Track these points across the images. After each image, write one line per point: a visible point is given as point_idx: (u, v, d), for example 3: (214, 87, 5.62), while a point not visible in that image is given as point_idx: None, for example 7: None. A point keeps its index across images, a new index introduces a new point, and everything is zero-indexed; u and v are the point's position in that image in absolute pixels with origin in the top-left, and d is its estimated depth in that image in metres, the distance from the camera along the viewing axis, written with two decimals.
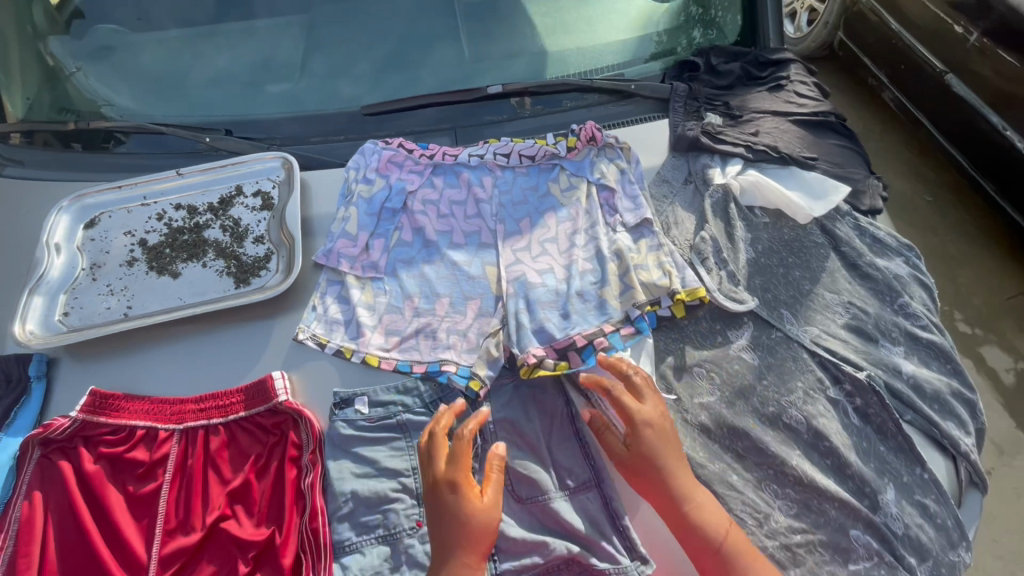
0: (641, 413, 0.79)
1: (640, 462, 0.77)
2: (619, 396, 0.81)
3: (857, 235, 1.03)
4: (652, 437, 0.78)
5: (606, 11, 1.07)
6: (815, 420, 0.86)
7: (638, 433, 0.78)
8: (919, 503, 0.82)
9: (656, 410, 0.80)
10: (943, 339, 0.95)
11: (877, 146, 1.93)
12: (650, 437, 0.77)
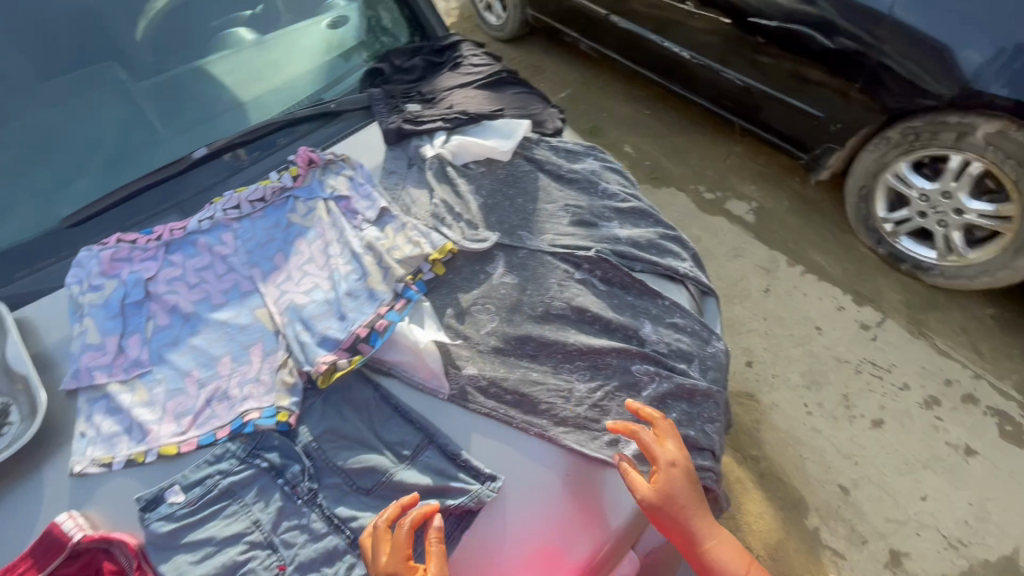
0: (666, 458, 0.83)
1: (663, 501, 0.82)
2: (649, 442, 0.83)
3: (553, 154, 1.16)
4: (675, 479, 0.83)
5: (290, 53, 1.43)
6: (575, 300, 0.95)
7: (670, 475, 0.83)
8: (671, 324, 0.99)
9: (676, 448, 0.85)
10: (641, 203, 1.13)
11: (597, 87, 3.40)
12: (682, 480, 0.83)
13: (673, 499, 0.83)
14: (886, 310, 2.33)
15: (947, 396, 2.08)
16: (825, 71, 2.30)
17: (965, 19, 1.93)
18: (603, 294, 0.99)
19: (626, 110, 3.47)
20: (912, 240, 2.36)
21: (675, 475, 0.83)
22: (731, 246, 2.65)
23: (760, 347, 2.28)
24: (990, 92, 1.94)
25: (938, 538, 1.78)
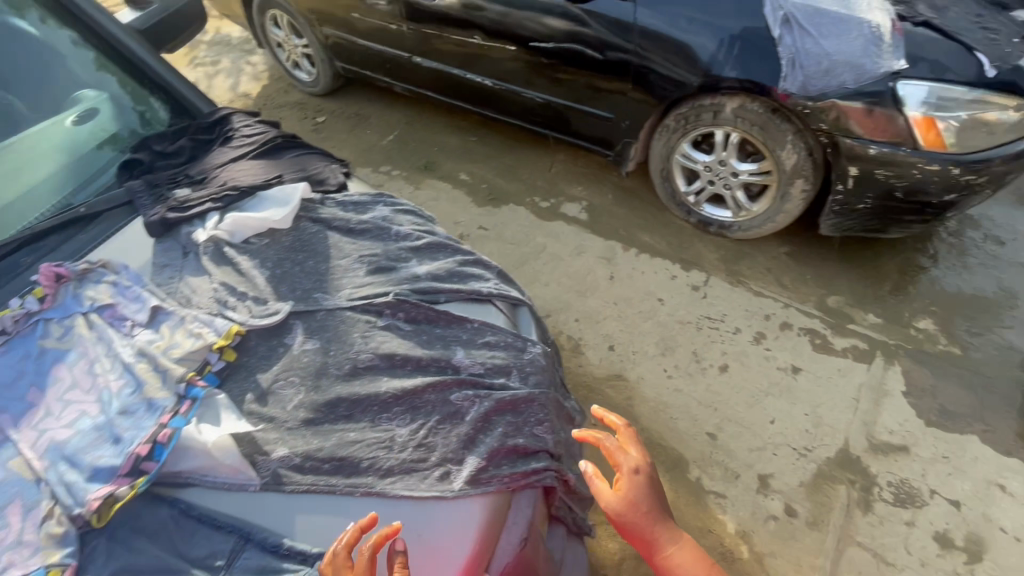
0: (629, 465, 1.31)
1: (629, 496, 1.30)
2: (615, 446, 1.33)
3: (338, 208, 1.26)
4: (636, 483, 1.30)
5: (30, 160, 1.45)
6: (382, 347, 1.01)
7: (628, 476, 1.30)
8: (485, 343, 1.05)
9: (636, 456, 1.33)
10: (440, 237, 1.24)
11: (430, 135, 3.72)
12: (635, 475, 1.30)
13: (627, 492, 1.29)
14: (708, 269, 2.68)
15: (770, 329, 2.41)
16: (603, 79, 2.60)
17: (689, 19, 2.30)
18: (413, 332, 1.06)
19: (454, 140, 3.68)
20: (711, 205, 2.72)
21: (632, 470, 1.31)
22: (574, 245, 2.89)
23: (617, 329, 2.51)
24: (726, 77, 2.24)
25: (791, 452, 2.03)
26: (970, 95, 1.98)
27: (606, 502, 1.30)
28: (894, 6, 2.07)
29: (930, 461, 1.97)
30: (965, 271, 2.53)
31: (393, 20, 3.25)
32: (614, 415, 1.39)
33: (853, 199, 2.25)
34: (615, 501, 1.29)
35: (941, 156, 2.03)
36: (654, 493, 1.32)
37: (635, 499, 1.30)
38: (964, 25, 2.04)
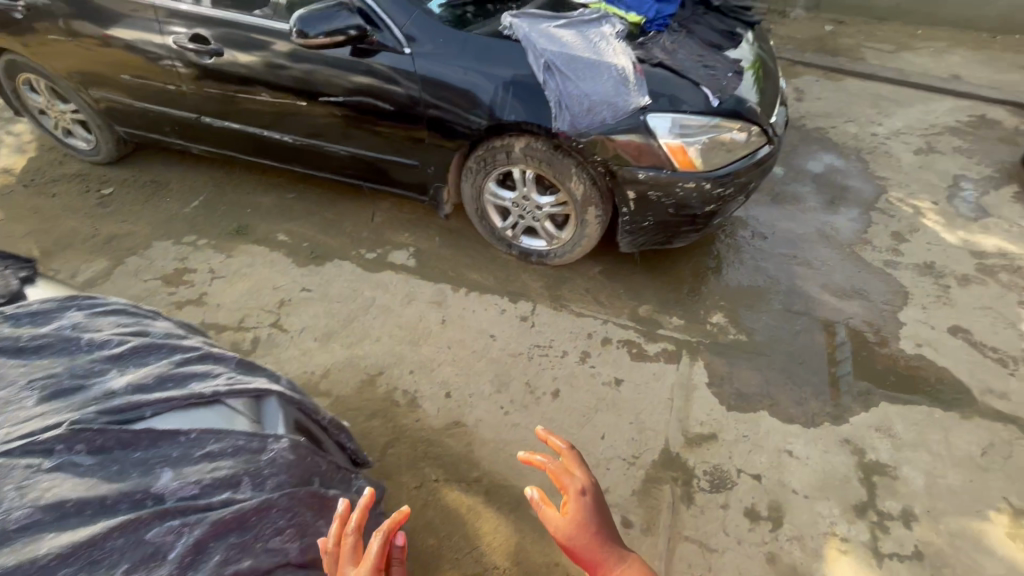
0: (577, 485, 1.21)
1: (576, 517, 1.18)
2: (562, 463, 1.26)
3: (11, 327, 1.34)
4: (583, 505, 1.19)
5: None
6: (46, 495, 1.01)
7: (576, 496, 1.20)
8: (202, 455, 1.17)
9: (583, 477, 1.24)
10: (141, 344, 1.39)
11: (247, 197, 3.48)
12: (581, 494, 1.20)
13: (575, 513, 1.18)
14: (534, 298, 2.79)
15: (593, 346, 2.56)
16: (403, 131, 2.65)
17: (465, 69, 2.42)
18: (99, 464, 1.10)
19: (270, 198, 3.46)
20: (528, 237, 2.87)
21: (577, 487, 1.21)
22: (404, 294, 2.83)
23: (454, 372, 2.48)
24: (506, 120, 2.38)
25: (621, 463, 2.14)
26: (705, 123, 2.32)
27: (554, 523, 1.17)
28: (634, 50, 2.37)
29: (734, 442, 2.20)
30: (742, 267, 2.95)
31: (172, 80, 3.01)
32: (559, 437, 1.32)
33: (638, 218, 2.51)
34: (563, 525, 1.16)
35: (694, 175, 2.36)
36: (603, 516, 1.20)
37: (584, 521, 1.18)
38: (691, 64, 2.40)
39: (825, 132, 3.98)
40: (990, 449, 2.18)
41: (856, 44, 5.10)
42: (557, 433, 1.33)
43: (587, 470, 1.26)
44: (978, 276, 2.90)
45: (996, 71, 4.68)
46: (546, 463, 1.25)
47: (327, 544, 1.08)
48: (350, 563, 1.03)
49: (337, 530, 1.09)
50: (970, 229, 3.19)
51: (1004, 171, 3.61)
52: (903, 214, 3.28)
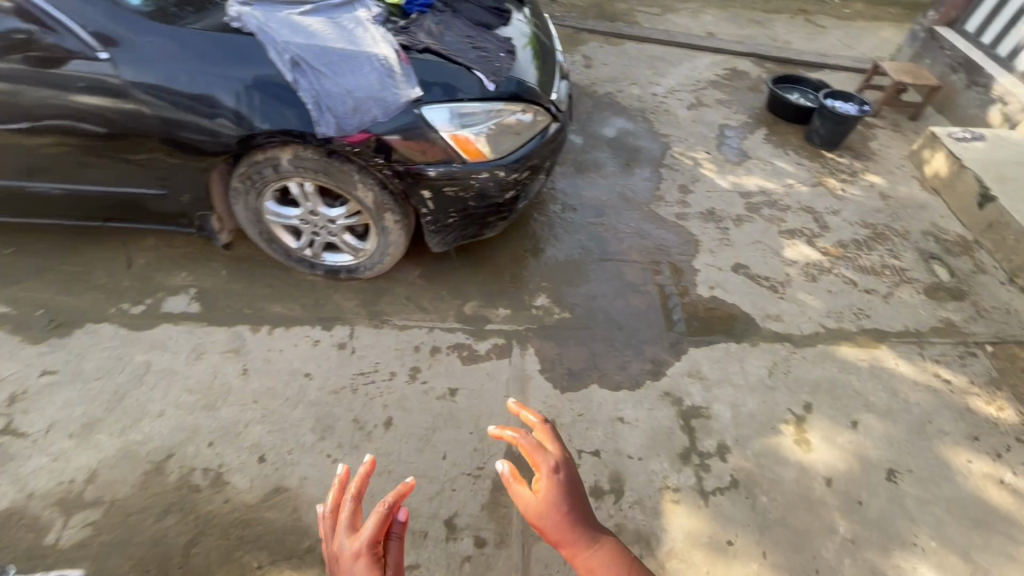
0: (550, 461, 1.16)
1: (546, 497, 1.13)
2: (535, 437, 1.20)
3: None
4: (554, 485, 1.14)
5: None
6: None
7: (547, 476, 1.14)
8: None
9: (555, 454, 1.18)
10: None
11: None
12: (555, 471, 1.15)
13: (547, 492, 1.13)
14: (351, 320, 2.52)
15: (422, 360, 2.40)
16: (136, 152, 2.12)
17: (192, 74, 1.97)
18: None
19: None
20: (331, 253, 2.56)
21: (550, 464, 1.15)
22: (188, 349, 2.35)
23: (267, 429, 2.13)
24: (259, 130, 2.02)
25: (467, 478, 2.05)
26: (484, 109, 2.22)
27: (524, 502, 1.13)
28: (395, 36, 2.15)
29: (571, 424, 2.24)
30: (557, 244, 3.00)
31: None
32: (534, 411, 1.25)
33: (441, 216, 2.36)
34: (534, 504, 1.12)
35: (485, 165, 2.26)
36: (575, 494, 1.16)
37: (555, 501, 1.13)
38: (460, 47, 2.26)
39: (614, 97, 4.22)
40: (773, 369, 2.53)
41: (629, 9, 5.47)
42: (531, 406, 1.26)
43: (561, 444, 1.21)
44: (747, 214, 3.33)
45: (739, 27, 5.40)
46: (518, 438, 1.18)
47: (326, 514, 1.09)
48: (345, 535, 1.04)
49: (334, 500, 1.10)
50: (737, 173, 3.64)
51: (754, 117, 4.18)
52: (685, 167, 3.63)
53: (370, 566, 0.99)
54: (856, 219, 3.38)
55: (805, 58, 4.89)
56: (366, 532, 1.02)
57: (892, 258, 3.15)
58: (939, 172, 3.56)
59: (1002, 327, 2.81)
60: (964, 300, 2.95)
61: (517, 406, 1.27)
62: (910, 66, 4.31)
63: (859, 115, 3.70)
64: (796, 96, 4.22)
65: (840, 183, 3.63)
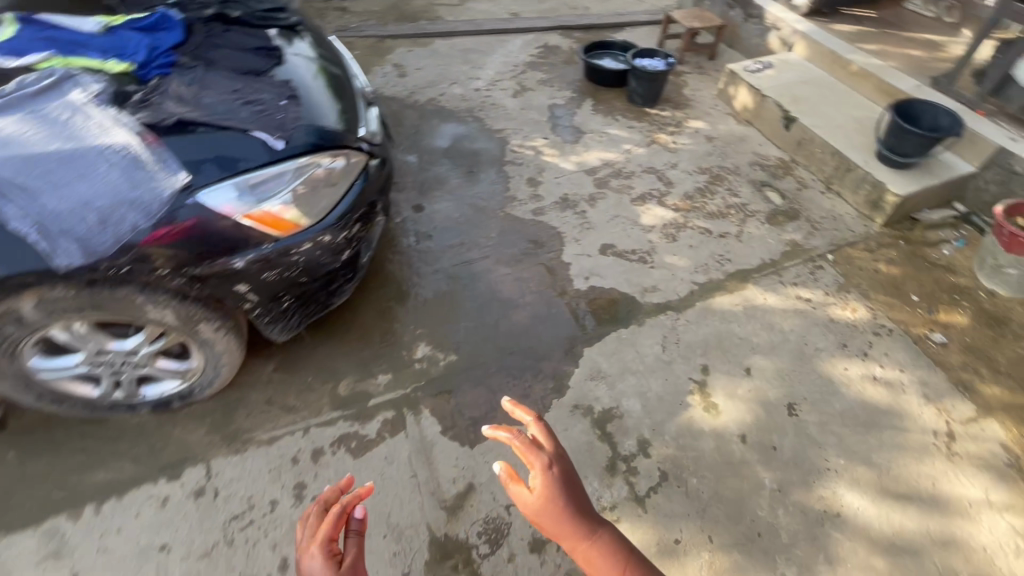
0: (547, 459, 1.24)
1: (543, 494, 1.20)
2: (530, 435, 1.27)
3: None
4: (551, 483, 1.21)
5: None
6: None
7: (544, 474, 1.21)
8: None
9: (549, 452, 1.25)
10: None
11: None
12: (548, 469, 1.22)
13: (544, 489, 1.20)
14: (203, 455, 2.06)
15: (305, 472, 2.04)
16: None
17: None
18: None
19: None
20: (151, 384, 2.06)
21: (542, 462, 1.22)
22: None
23: None
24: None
25: None
26: (282, 174, 1.87)
27: (523, 500, 1.21)
28: (134, 115, 1.70)
29: (491, 481, 2.07)
30: (423, 282, 2.76)
31: None
32: (527, 411, 1.33)
33: (272, 304, 2.00)
34: (532, 502, 1.20)
35: (305, 235, 1.93)
36: (573, 490, 1.23)
37: (553, 497, 1.20)
38: (229, 108, 1.86)
39: (438, 103, 4.00)
40: (665, 343, 2.55)
41: (428, 4, 5.23)
42: (525, 407, 1.33)
43: (556, 441, 1.28)
44: (598, 192, 3.33)
45: (538, 1, 5.42)
46: (511, 438, 1.24)
47: (306, 519, 1.20)
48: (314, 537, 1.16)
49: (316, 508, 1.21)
50: (577, 152, 3.63)
51: (577, 90, 4.20)
52: (527, 160, 3.54)
53: (326, 562, 1.11)
54: (693, 168, 3.53)
55: (606, 21, 5.03)
56: (328, 531, 1.16)
57: (733, 197, 3.34)
58: (746, 104, 3.83)
59: (834, 234, 3.11)
60: (799, 218, 3.21)
61: (512, 403, 1.35)
62: (696, 10, 4.58)
63: (668, 68, 3.85)
64: (609, 61, 4.30)
65: (670, 136, 3.77)
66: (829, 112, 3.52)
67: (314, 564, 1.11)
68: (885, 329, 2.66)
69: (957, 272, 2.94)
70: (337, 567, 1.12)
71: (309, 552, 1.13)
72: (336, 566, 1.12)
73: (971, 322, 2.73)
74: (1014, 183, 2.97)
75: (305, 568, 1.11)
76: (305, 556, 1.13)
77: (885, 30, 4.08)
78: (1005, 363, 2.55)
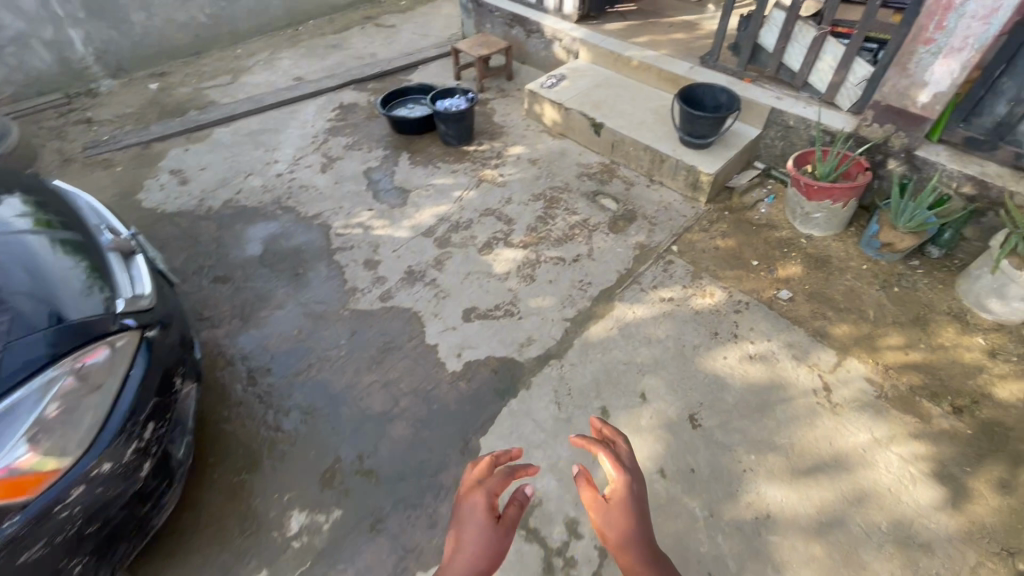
0: (632, 473, 1.17)
1: (619, 505, 1.11)
2: (616, 451, 1.21)
3: None
4: (626, 497, 1.12)
5: None
6: None
7: (620, 492, 1.13)
8: None
9: (630, 470, 1.17)
10: None
11: None
12: (630, 481, 1.15)
13: (621, 500, 1.12)
14: None
15: None
16: None
17: None
18: None
19: None
20: None
21: (627, 475, 1.15)
22: None
23: None
24: None
25: None
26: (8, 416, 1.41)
27: (597, 504, 1.12)
28: None
29: None
30: (275, 430, 2.31)
31: None
32: (615, 432, 1.28)
33: None
34: (604, 509, 1.11)
35: (72, 478, 1.47)
36: (645, 517, 1.12)
37: (625, 515, 1.10)
38: None
39: (236, 203, 3.48)
40: (558, 398, 2.40)
41: (194, 90, 4.61)
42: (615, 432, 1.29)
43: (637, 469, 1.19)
44: (443, 252, 3.11)
45: (321, 59, 5.06)
46: (596, 449, 1.20)
47: (472, 472, 1.20)
48: (470, 497, 1.15)
49: (484, 466, 1.20)
50: (408, 214, 3.37)
51: (388, 145, 3.94)
52: (357, 240, 3.20)
53: (479, 510, 1.11)
54: (526, 197, 3.46)
55: (396, 63, 4.83)
56: (487, 485, 1.14)
57: (573, 215, 3.33)
58: (555, 119, 3.88)
59: (671, 224, 3.22)
60: (637, 218, 3.28)
61: (601, 425, 1.31)
62: (479, 36, 4.56)
63: (470, 104, 3.74)
64: (411, 107, 4.10)
65: (495, 170, 3.68)
66: (628, 110, 3.65)
67: (473, 510, 1.12)
68: (742, 303, 2.78)
69: (778, 226, 3.20)
70: (488, 527, 1.09)
71: (470, 508, 1.12)
72: (493, 520, 1.11)
73: (804, 269, 2.98)
74: (793, 136, 3.31)
75: (465, 511, 1.12)
76: (464, 502, 1.13)
77: (648, 19, 4.39)
78: (842, 299, 2.80)
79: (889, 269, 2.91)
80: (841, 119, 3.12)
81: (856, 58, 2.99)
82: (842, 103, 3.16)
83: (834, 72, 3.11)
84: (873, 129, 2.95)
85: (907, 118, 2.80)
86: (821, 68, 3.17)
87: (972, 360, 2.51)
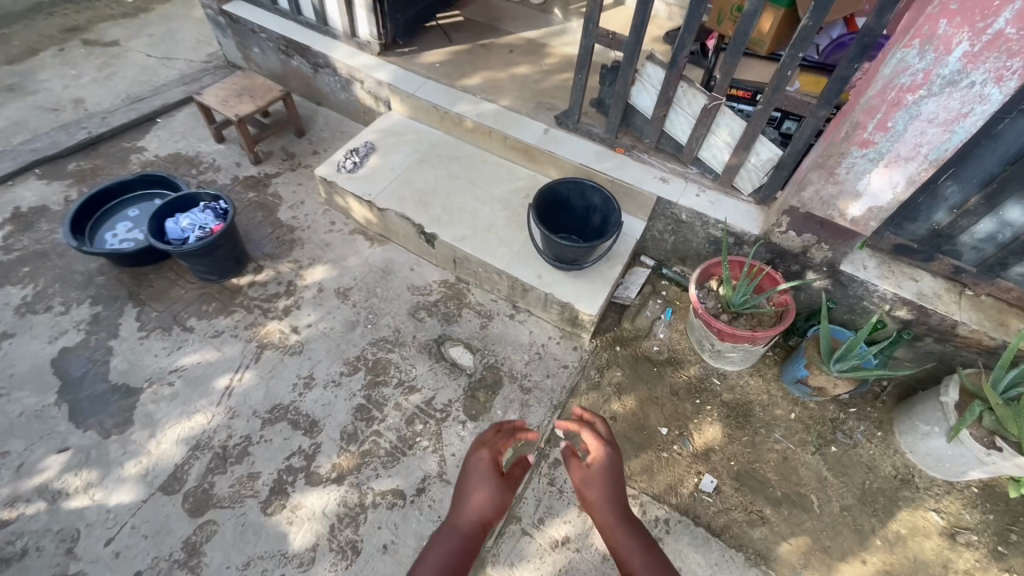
0: (613, 441, 1.37)
1: (600, 474, 1.32)
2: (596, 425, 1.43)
3: None
4: (603, 457, 1.34)
5: None
6: None
7: (597, 463, 1.33)
8: None
9: (607, 441, 1.37)
10: None
11: None
12: (608, 454, 1.34)
13: (599, 464, 1.32)
14: None
15: None
16: None
17: None
18: None
19: None
20: None
21: (606, 445, 1.35)
22: None
23: None
24: None
25: None
26: None
27: (580, 470, 1.33)
28: None
29: None
30: None
31: None
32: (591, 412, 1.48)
33: None
34: (589, 473, 1.32)
35: None
36: (620, 481, 1.31)
37: (603, 480, 1.30)
38: None
39: None
40: None
41: None
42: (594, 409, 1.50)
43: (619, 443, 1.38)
44: (198, 524, 1.88)
45: None
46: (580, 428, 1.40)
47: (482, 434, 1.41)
48: (478, 454, 1.35)
49: (487, 432, 1.42)
50: (135, 447, 2.03)
51: (100, 292, 2.44)
52: (34, 532, 1.83)
53: (484, 467, 1.31)
54: (336, 369, 2.29)
55: (114, 120, 3.14)
56: (487, 447, 1.36)
57: (411, 393, 2.24)
58: (368, 218, 2.67)
59: (549, 388, 2.29)
60: (502, 380, 2.30)
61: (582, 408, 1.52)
62: (240, 75, 3.06)
63: (224, 221, 2.38)
64: (134, 219, 2.60)
65: (285, 321, 2.41)
66: (469, 205, 2.55)
67: (482, 460, 1.33)
68: (659, 523, 2.01)
69: (684, 362, 2.43)
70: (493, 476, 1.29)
71: (480, 462, 1.32)
72: (498, 477, 1.30)
73: (724, 432, 2.25)
74: (686, 232, 2.49)
75: (474, 462, 1.33)
76: (474, 455, 1.35)
77: (480, 40, 3.20)
78: (777, 479, 2.13)
79: (820, 414, 2.29)
80: (744, 211, 2.35)
81: (759, 136, 2.18)
82: (741, 186, 2.38)
83: (731, 151, 2.29)
84: (789, 238, 2.20)
85: (832, 230, 2.08)
86: (714, 143, 2.33)
87: (934, 551, 1.99)
